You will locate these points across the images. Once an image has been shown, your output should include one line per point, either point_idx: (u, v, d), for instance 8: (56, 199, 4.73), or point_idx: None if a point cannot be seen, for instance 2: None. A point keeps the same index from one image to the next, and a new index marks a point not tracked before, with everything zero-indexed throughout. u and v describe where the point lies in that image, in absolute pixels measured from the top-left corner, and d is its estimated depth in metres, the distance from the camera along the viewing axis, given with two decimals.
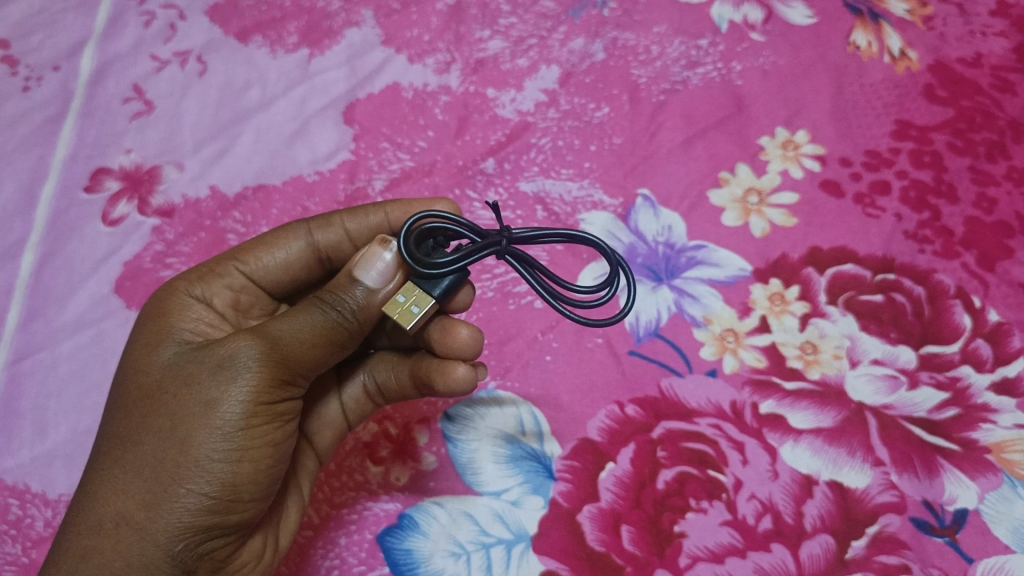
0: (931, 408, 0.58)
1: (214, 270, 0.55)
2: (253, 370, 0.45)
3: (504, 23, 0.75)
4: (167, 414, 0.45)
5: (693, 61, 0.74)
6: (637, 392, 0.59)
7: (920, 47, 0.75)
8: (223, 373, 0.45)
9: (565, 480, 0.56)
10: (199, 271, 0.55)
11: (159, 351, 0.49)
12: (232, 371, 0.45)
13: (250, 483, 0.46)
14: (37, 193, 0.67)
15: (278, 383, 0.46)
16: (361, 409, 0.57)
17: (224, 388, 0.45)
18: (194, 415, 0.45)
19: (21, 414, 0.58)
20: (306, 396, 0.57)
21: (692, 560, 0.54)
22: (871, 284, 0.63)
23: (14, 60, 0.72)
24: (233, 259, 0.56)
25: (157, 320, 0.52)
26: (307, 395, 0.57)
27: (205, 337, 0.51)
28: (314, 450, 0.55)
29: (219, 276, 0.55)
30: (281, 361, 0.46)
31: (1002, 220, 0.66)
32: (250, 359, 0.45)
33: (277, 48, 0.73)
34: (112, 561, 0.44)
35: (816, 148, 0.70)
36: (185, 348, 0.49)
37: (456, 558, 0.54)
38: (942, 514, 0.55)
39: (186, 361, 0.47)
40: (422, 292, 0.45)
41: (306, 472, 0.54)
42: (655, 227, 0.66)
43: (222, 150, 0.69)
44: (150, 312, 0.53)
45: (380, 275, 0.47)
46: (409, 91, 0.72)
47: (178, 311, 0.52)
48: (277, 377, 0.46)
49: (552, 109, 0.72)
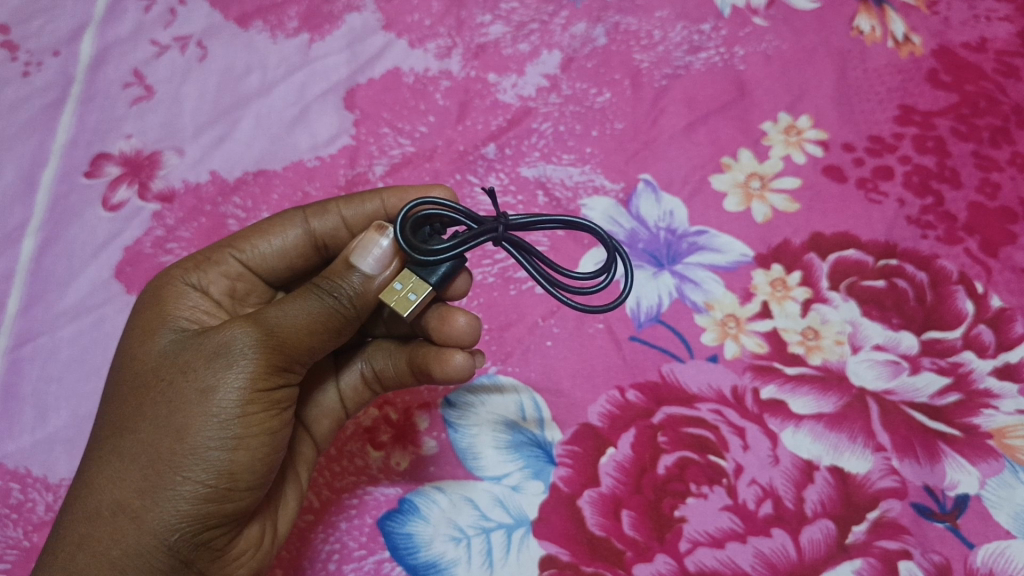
0: (933, 393, 0.58)
1: (210, 258, 0.54)
2: (250, 358, 0.45)
3: (505, 7, 0.74)
4: (163, 402, 0.45)
5: (696, 45, 0.73)
6: (639, 377, 0.59)
7: (924, 32, 0.74)
8: (220, 361, 0.45)
9: (566, 465, 0.56)
10: (196, 259, 0.55)
11: (156, 339, 0.49)
12: (229, 359, 0.45)
13: (247, 471, 0.46)
14: (37, 179, 0.67)
15: (275, 370, 0.46)
16: (358, 396, 0.57)
17: (221, 375, 0.45)
18: (191, 403, 0.45)
19: (22, 399, 0.58)
20: (303, 383, 0.56)
21: (692, 545, 0.54)
22: (873, 270, 0.63)
23: (13, 45, 0.72)
24: (230, 247, 0.55)
25: (154, 308, 0.52)
26: (304, 383, 0.57)
27: (201, 325, 0.51)
28: (312, 437, 0.55)
29: (216, 264, 0.55)
30: (277, 348, 0.46)
31: (1005, 206, 0.65)
32: (247, 347, 0.45)
33: (277, 33, 0.73)
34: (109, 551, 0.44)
35: (819, 134, 0.69)
36: (182, 336, 0.49)
37: (457, 543, 0.54)
38: (943, 499, 0.55)
39: (183, 349, 0.47)
40: (419, 280, 0.46)
41: (304, 459, 0.54)
42: (657, 213, 0.66)
43: (222, 135, 0.69)
44: (147, 299, 0.53)
45: (377, 262, 0.46)
46: (410, 76, 0.71)
47: (174, 298, 0.52)
48: (273, 364, 0.46)
49: (553, 94, 0.71)
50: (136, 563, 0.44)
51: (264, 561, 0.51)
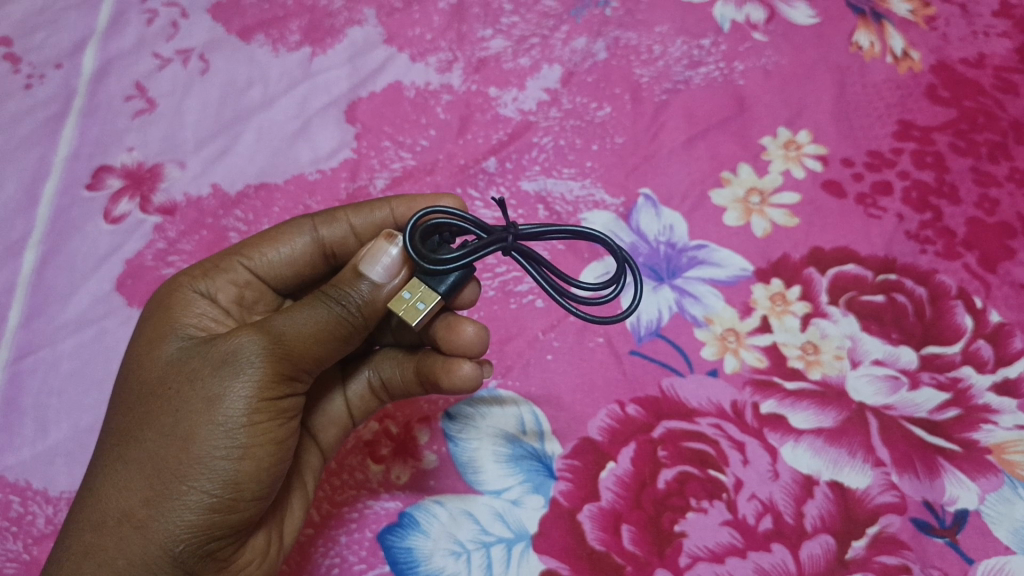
0: (932, 409, 0.58)
1: (218, 265, 0.55)
2: (257, 366, 0.45)
3: (506, 22, 0.75)
4: (169, 410, 0.46)
5: (695, 60, 0.74)
6: (638, 392, 0.59)
7: (923, 48, 0.75)
8: (226, 368, 0.46)
9: (566, 479, 0.56)
10: (205, 266, 0.55)
11: (162, 346, 0.49)
12: (235, 367, 0.45)
13: (252, 481, 0.46)
14: (39, 191, 0.67)
15: (281, 379, 0.46)
16: (365, 406, 0.57)
17: (227, 383, 0.45)
18: (197, 412, 0.45)
19: (23, 411, 0.59)
20: (310, 392, 0.57)
21: (692, 560, 0.54)
22: (872, 284, 0.63)
23: (15, 58, 0.72)
24: (237, 254, 0.56)
25: (162, 314, 0.52)
26: (312, 391, 0.57)
27: (208, 332, 0.51)
28: (318, 447, 0.55)
29: (224, 271, 0.55)
30: (284, 355, 0.46)
31: (1004, 221, 0.66)
32: (253, 355, 0.45)
33: (279, 47, 0.74)
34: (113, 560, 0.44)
35: (818, 149, 0.69)
36: (189, 344, 0.49)
37: (457, 558, 0.54)
38: (942, 515, 0.55)
39: (189, 357, 0.47)
40: (427, 289, 0.46)
41: (310, 468, 0.55)
42: (657, 227, 0.66)
43: (224, 148, 0.69)
44: (155, 306, 0.53)
45: (386, 269, 0.47)
46: (411, 90, 0.72)
47: (182, 305, 0.52)
48: (280, 372, 0.46)
49: (554, 108, 0.72)
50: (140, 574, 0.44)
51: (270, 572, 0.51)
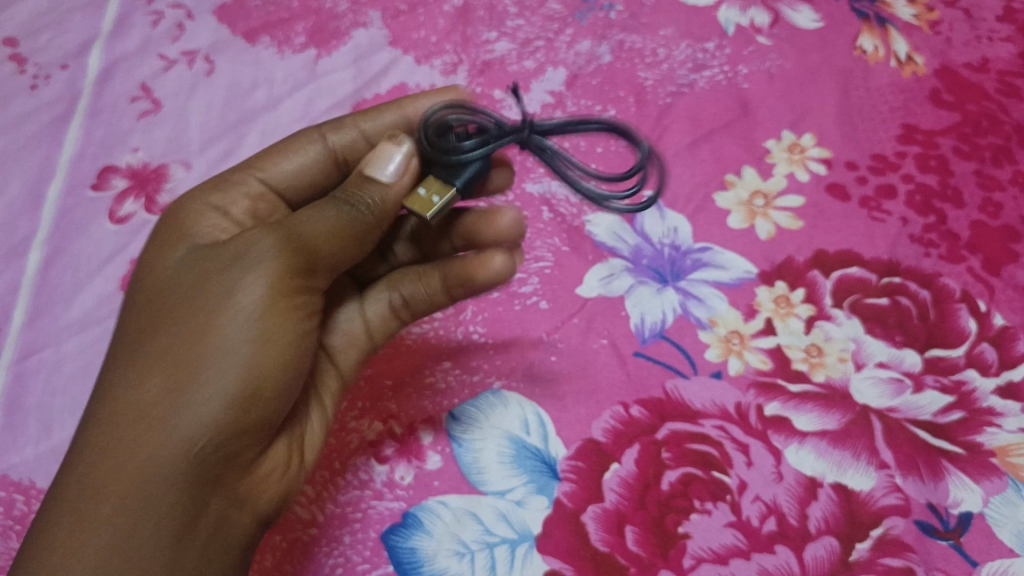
0: (936, 411, 0.58)
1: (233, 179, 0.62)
2: (272, 257, 0.52)
3: (511, 25, 0.76)
4: (184, 312, 0.52)
5: (699, 64, 0.75)
6: (642, 394, 0.59)
7: (926, 52, 0.76)
8: (236, 267, 0.52)
9: (570, 480, 0.56)
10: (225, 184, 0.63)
11: (175, 253, 0.56)
12: (248, 261, 0.52)
13: (268, 377, 0.52)
14: (43, 192, 0.67)
15: (297, 271, 0.52)
16: (385, 326, 0.62)
17: (236, 280, 0.52)
18: (209, 313, 0.51)
19: (27, 411, 0.59)
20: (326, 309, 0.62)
21: (696, 561, 0.53)
22: (876, 287, 0.63)
23: (22, 59, 0.73)
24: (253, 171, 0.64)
25: (178, 231, 0.59)
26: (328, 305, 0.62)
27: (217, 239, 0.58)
28: (336, 369, 0.59)
29: (239, 184, 0.63)
30: (301, 247, 0.52)
31: (1008, 225, 0.66)
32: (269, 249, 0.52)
33: (285, 49, 0.75)
34: (118, 482, 0.48)
35: (822, 152, 0.70)
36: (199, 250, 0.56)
37: (461, 558, 0.53)
38: (946, 517, 0.55)
39: (202, 262, 0.55)
40: (442, 184, 0.52)
41: (328, 387, 0.59)
42: (661, 229, 0.66)
43: (229, 149, 0.70)
44: (168, 229, 0.60)
45: (395, 168, 0.54)
46: (416, 92, 0.73)
47: (196, 220, 0.60)
48: (295, 263, 0.52)
49: (558, 111, 0.72)
50: (162, 463, 0.48)
51: (292, 484, 0.55)
